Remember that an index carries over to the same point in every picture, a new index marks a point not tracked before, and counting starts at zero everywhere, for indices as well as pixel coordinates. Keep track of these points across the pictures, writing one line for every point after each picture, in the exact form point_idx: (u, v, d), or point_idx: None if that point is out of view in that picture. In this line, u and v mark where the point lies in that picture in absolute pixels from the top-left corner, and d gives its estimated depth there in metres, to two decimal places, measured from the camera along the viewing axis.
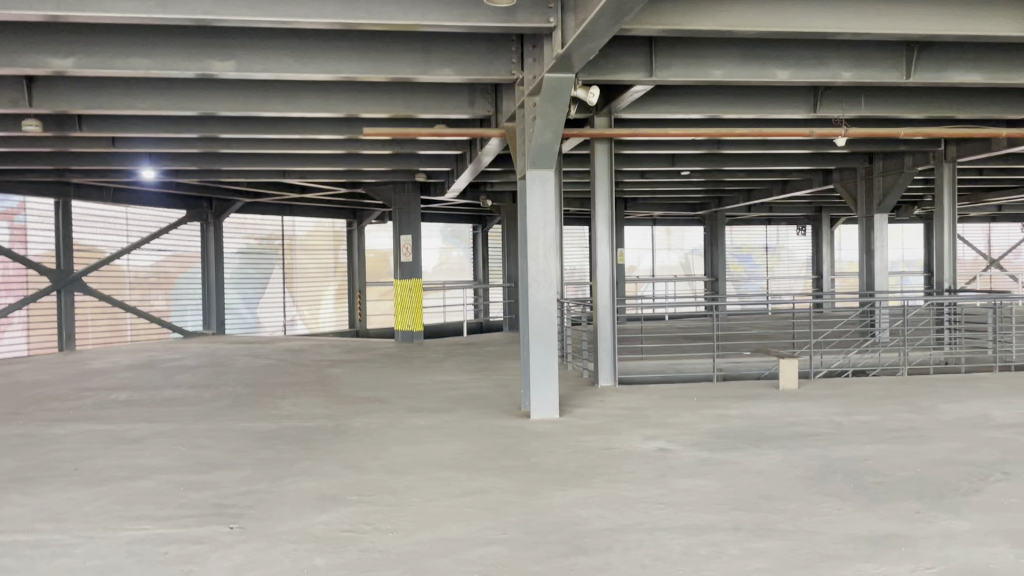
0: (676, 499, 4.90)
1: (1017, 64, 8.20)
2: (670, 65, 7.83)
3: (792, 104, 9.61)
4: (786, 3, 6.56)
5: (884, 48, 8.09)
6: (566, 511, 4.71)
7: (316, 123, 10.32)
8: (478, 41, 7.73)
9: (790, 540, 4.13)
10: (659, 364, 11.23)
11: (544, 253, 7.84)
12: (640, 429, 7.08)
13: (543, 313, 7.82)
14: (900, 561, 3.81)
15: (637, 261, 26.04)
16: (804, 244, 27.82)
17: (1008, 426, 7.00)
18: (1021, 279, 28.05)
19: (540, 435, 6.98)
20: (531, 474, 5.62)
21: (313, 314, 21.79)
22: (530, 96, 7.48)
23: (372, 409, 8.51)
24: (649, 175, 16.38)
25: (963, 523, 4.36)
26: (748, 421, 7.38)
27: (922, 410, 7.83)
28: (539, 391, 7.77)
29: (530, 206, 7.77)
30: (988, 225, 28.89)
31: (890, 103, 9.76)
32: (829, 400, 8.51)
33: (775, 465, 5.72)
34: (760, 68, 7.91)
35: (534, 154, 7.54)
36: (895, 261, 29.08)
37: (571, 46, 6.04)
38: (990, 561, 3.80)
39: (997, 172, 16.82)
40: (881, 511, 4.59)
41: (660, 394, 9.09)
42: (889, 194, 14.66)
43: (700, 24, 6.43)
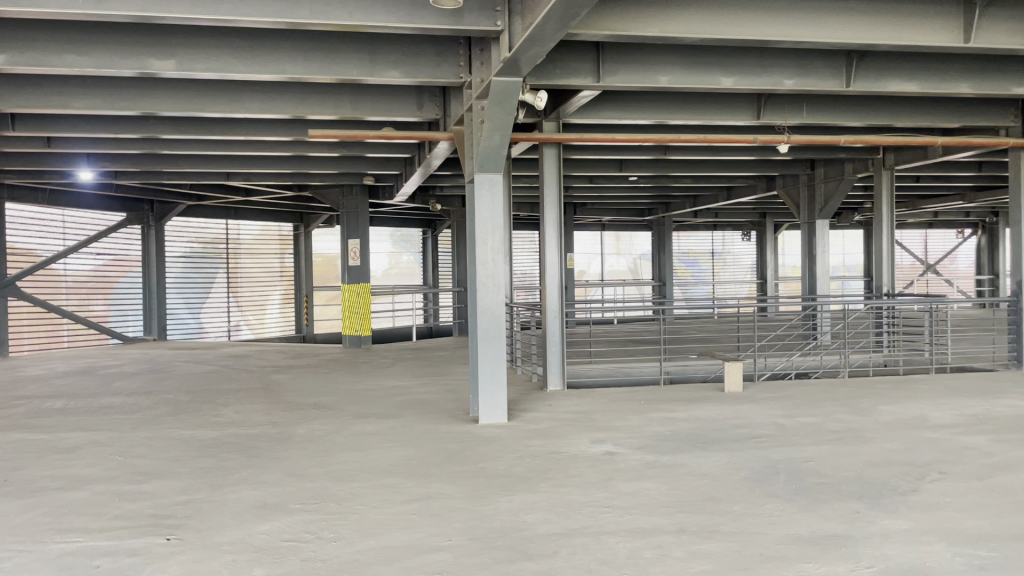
0: (623, 503, 4.91)
1: (951, 75, 8.45)
2: (617, 69, 7.87)
3: (736, 110, 9.81)
4: (734, 9, 6.64)
5: (825, 58, 8.24)
6: (513, 517, 4.68)
7: (260, 124, 10.12)
8: (424, 44, 7.65)
9: (733, 542, 4.16)
10: (606, 368, 11.31)
11: (493, 258, 7.79)
12: (587, 433, 7.10)
13: (492, 318, 7.77)
14: (841, 560, 3.87)
15: (587, 266, 26.24)
16: (748, 249, 28.40)
17: (944, 426, 7.20)
18: (956, 284, 28.95)
19: (487, 440, 6.93)
20: (477, 479, 5.57)
21: (257, 319, 21.47)
22: (478, 99, 7.42)
23: (317, 415, 8.38)
24: (597, 180, 16.51)
25: (901, 523, 4.45)
26: (694, 424, 7.44)
27: (862, 411, 8.01)
28: (486, 396, 7.73)
29: (478, 211, 7.71)
30: (924, 232, 29.78)
31: (831, 112, 9.97)
32: (771, 402, 8.65)
33: (718, 467, 5.77)
34: (704, 77, 8.01)
35: (482, 158, 7.48)
36: (837, 265, 29.77)
37: (519, 50, 6.01)
38: (927, 560, 3.87)
39: (933, 179, 17.30)
40: (822, 512, 4.66)
41: (608, 397, 9.14)
42: (830, 201, 15.04)
43: (648, 30, 6.46)
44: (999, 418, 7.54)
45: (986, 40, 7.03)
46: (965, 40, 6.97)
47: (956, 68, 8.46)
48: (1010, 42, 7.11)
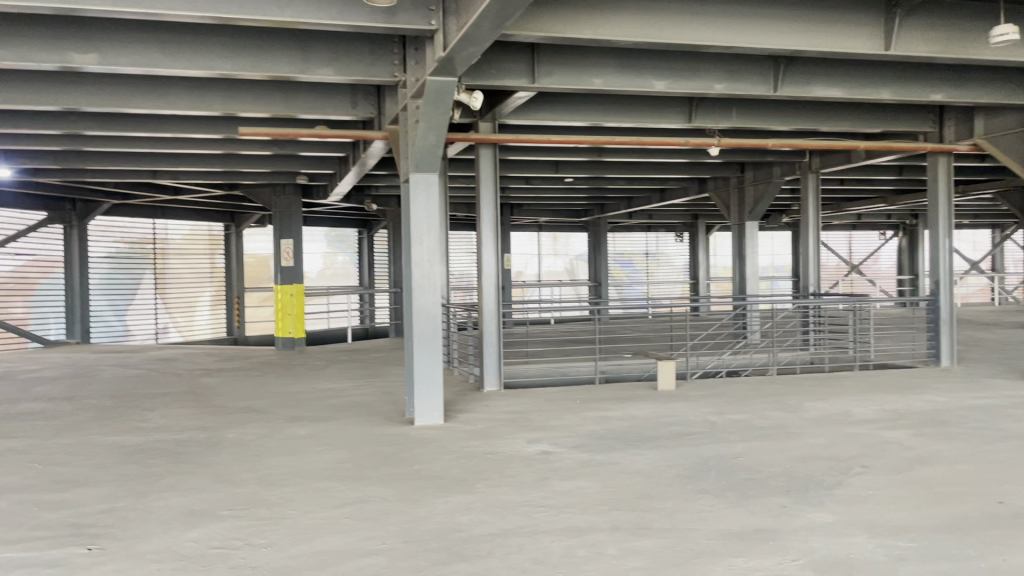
0: (557, 502, 4.93)
1: (871, 81, 8.77)
2: (551, 71, 7.92)
3: (669, 113, 9.97)
4: (666, 14, 6.76)
5: (753, 63, 8.44)
6: (448, 518, 4.66)
7: (187, 122, 9.85)
8: (358, 41, 7.56)
9: (665, 538, 4.23)
10: (542, 368, 11.36)
11: (429, 258, 7.75)
12: (523, 433, 7.12)
13: (428, 318, 7.73)
14: (769, 554, 3.97)
15: (524, 266, 26.33)
16: (682, 249, 28.89)
17: (867, 421, 7.45)
18: (879, 284, 30.00)
19: (423, 441, 6.88)
20: (413, 481, 5.52)
21: (186, 321, 20.95)
22: (413, 98, 7.37)
23: (248, 419, 8.20)
24: (534, 181, 16.57)
25: (826, 516, 4.59)
26: (628, 422, 7.53)
27: (789, 407, 8.23)
28: (422, 397, 7.69)
29: (414, 210, 7.67)
30: (849, 233, 30.79)
31: (760, 116, 10.21)
32: (703, 400, 8.80)
33: (652, 465, 5.85)
34: (637, 79, 8.09)
35: (417, 157, 7.44)
36: (766, 266, 30.55)
37: (453, 49, 5.99)
38: (850, 552, 3.99)
39: (856, 182, 17.91)
40: (751, 506, 4.77)
41: (544, 397, 9.19)
42: (760, 203, 15.45)
43: (581, 32, 6.52)
44: (918, 413, 7.84)
45: (905, 48, 7.30)
46: (885, 48, 7.24)
47: (875, 74, 8.78)
48: (927, 50, 7.39)
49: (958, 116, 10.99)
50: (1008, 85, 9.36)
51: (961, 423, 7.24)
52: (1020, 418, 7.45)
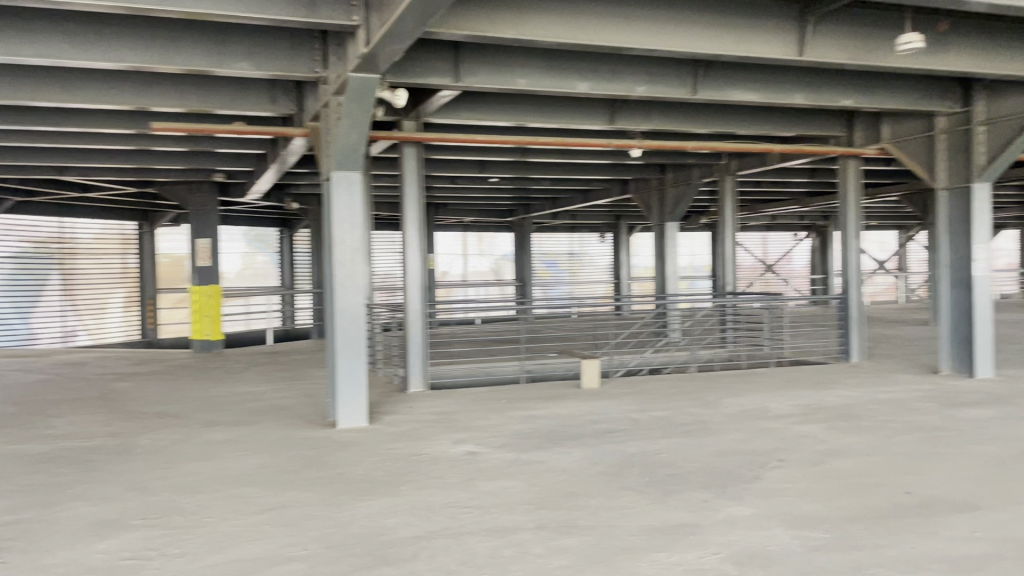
0: (483, 502, 4.91)
1: (785, 87, 9.05)
2: (475, 70, 7.89)
3: (592, 114, 10.06)
4: (589, 16, 6.82)
5: (673, 66, 8.61)
6: (371, 522, 4.58)
7: (96, 116, 9.44)
8: (278, 35, 7.37)
9: (589, 535, 4.25)
10: (467, 368, 11.32)
11: (351, 258, 7.62)
12: (448, 434, 7.07)
13: (351, 319, 7.61)
14: (690, 548, 4.04)
15: (449, 267, 26.23)
16: (605, 250, 29.24)
17: (783, 416, 7.67)
18: (792, 283, 31.02)
19: (346, 444, 6.77)
20: (336, 485, 5.41)
21: (96, 324, 20.12)
22: (335, 95, 7.26)
23: (162, 425, 7.90)
24: (458, 181, 16.50)
25: (745, 510, 4.69)
26: (553, 421, 7.57)
27: (709, 404, 8.42)
28: (345, 399, 7.58)
29: (336, 209, 7.54)
30: (764, 234, 31.74)
31: (680, 118, 10.42)
32: (626, 398, 8.93)
33: (576, 463, 5.89)
34: (562, 80, 8.13)
35: (339, 155, 7.32)
36: (686, 266, 31.21)
37: (376, 46, 5.91)
38: (767, 544, 4.10)
39: (771, 184, 18.46)
40: (673, 502, 4.85)
41: (470, 397, 9.16)
42: (680, 205, 15.77)
43: (504, 31, 6.52)
44: (831, 407, 8.12)
45: (818, 53, 7.55)
46: (799, 53, 7.47)
47: (790, 79, 9.06)
48: (838, 56, 7.67)
49: (866, 122, 11.44)
50: (911, 91, 9.83)
51: (870, 417, 7.52)
52: (924, 411, 7.80)
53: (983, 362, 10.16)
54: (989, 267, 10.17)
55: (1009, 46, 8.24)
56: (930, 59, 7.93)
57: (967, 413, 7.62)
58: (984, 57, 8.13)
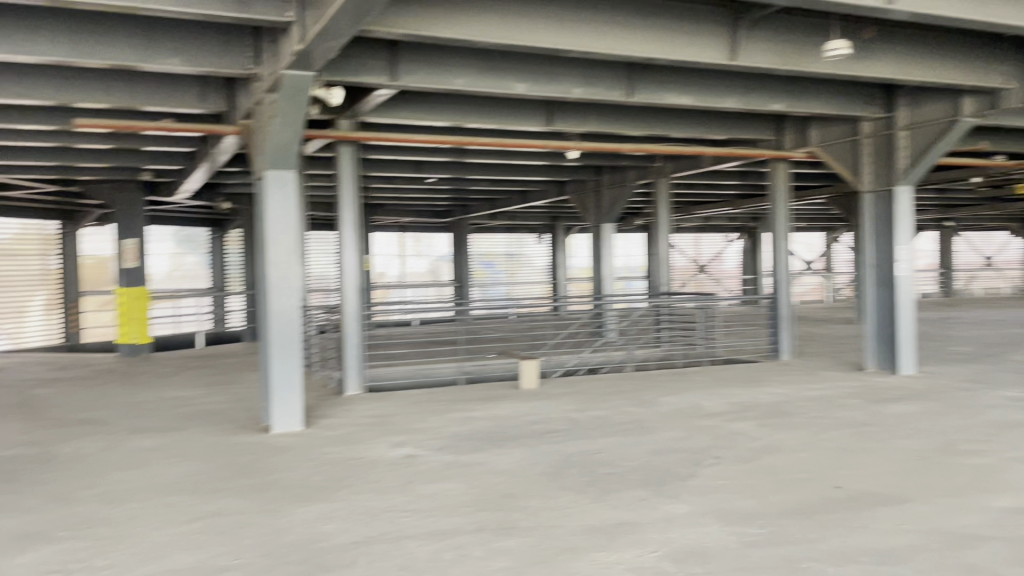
0: (422, 506, 4.86)
1: (718, 91, 9.22)
2: (410, 70, 7.82)
3: (529, 115, 10.07)
4: (526, 17, 6.82)
5: (608, 69, 8.69)
6: (308, 528, 4.49)
7: (14, 111, 9.04)
8: (208, 31, 7.16)
9: (529, 536, 4.25)
10: (405, 371, 11.22)
11: (286, 259, 7.47)
12: (386, 437, 6.99)
13: (285, 321, 7.47)
14: (630, 547, 4.07)
15: (385, 268, 26.02)
16: (541, 250, 29.38)
17: (717, 414, 7.82)
18: (724, 283, 31.71)
19: (281, 449, 6.63)
20: (270, 491, 5.29)
21: (15, 327, 19.30)
22: (268, 93, 7.11)
23: (86, 432, 7.61)
24: (394, 181, 16.35)
25: (682, 507, 4.75)
26: (491, 422, 7.55)
27: (645, 403, 8.53)
28: (279, 404, 7.43)
29: (269, 209, 7.38)
30: (696, 235, 32.36)
31: (617, 121, 10.51)
32: (564, 398, 8.97)
33: (516, 463, 5.89)
34: (500, 81, 8.12)
35: (272, 154, 7.18)
36: (622, 267, 31.58)
37: (311, 43, 5.80)
38: (704, 541, 4.16)
39: (705, 186, 18.80)
40: (612, 501, 4.89)
41: (408, 400, 9.08)
42: (615, 206, 15.95)
43: (441, 31, 6.48)
44: (763, 405, 8.31)
45: (748, 58, 7.72)
46: (731, 58, 7.62)
47: (721, 84, 9.24)
48: (768, 61, 7.84)
49: (795, 126, 11.75)
50: (838, 97, 10.13)
51: (800, 414, 7.72)
52: (851, 407, 8.05)
53: (906, 359, 10.55)
54: (910, 268, 10.54)
55: (930, 53, 8.53)
56: (856, 65, 8.18)
57: (891, 408, 7.89)
58: (906, 65, 8.42)
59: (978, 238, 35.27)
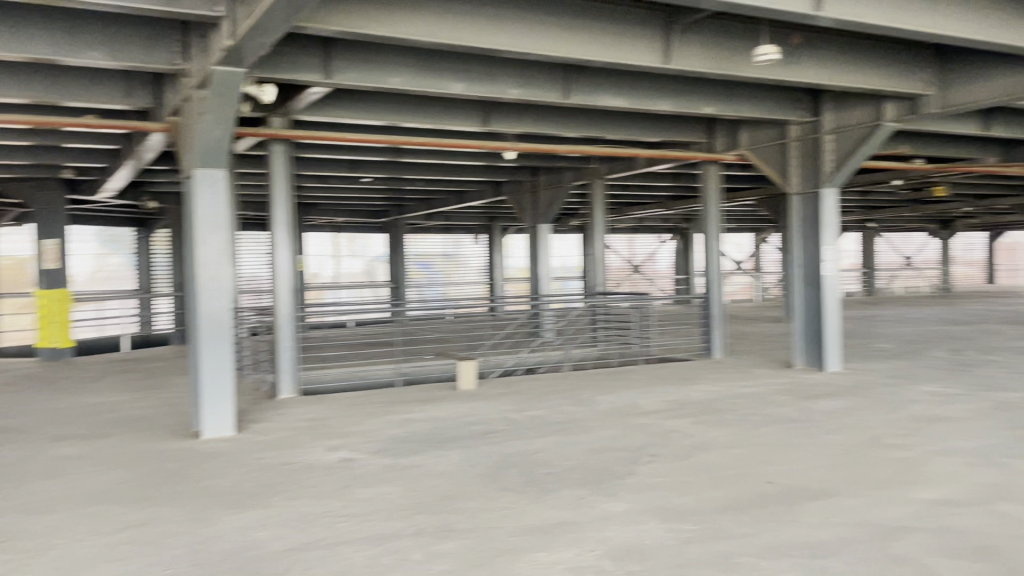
0: (359, 510, 4.79)
1: (651, 93, 9.35)
2: (346, 67, 7.71)
3: (466, 115, 10.04)
4: (462, 17, 6.80)
5: (545, 70, 8.73)
6: (241, 536, 4.38)
7: None
8: (134, 25, 6.92)
9: (468, 539, 4.23)
10: (340, 373, 11.05)
11: (216, 260, 7.28)
12: (322, 441, 6.87)
13: (216, 324, 7.28)
14: (569, 546, 4.08)
15: (319, 268, 25.64)
16: (478, 251, 29.35)
17: (652, 412, 7.92)
18: (658, 283, 32.21)
19: (212, 455, 6.45)
20: (201, 499, 5.15)
21: None
22: (197, 89, 6.92)
23: (4, 440, 7.28)
24: (328, 180, 16.11)
25: (620, 505, 4.79)
26: (429, 424, 7.50)
27: (583, 402, 8.59)
28: (210, 409, 7.24)
29: (199, 208, 7.18)
30: (631, 236, 32.78)
31: (554, 122, 10.56)
32: (502, 398, 8.97)
33: (454, 465, 5.86)
34: (436, 81, 8.08)
35: (201, 152, 6.99)
36: (558, 267, 31.78)
37: (242, 38, 5.67)
38: (642, 538, 4.20)
39: (640, 188, 19.05)
40: (551, 501, 4.90)
41: (344, 402, 8.96)
42: (552, 207, 16.05)
43: (376, 29, 6.41)
44: (697, 402, 8.45)
45: (681, 61, 7.85)
46: (664, 61, 7.74)
47: (655, 86, 9.38)
48: (701, 64, 7.99)
49: (726, 129, 12.01)
50: (767, 100, 10.38)
51: (732, 411, 7.89)
52: (781, 403, 8.26)
53: (832, 356, 10.85)
54: (836, 267, 10.87)
55: (853, 59, 8.82)
56: (784, 70, 8.40)
57: (819, 405, 8.12)
58: (831, 70, 8.68)
59: (897, 238, 36.70)
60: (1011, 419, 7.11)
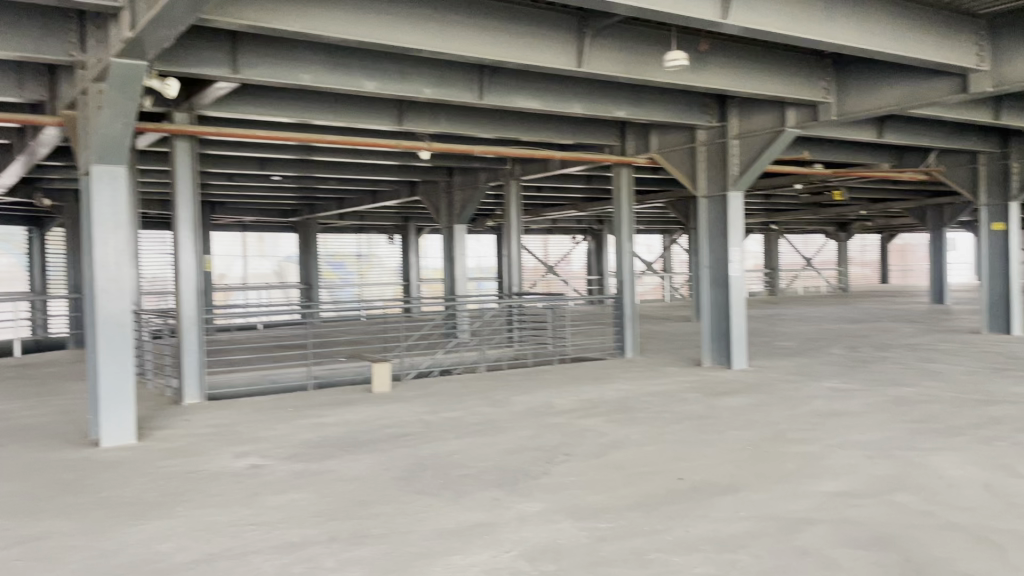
0: (269, 518, 4.66)
1: (565, 97, 9.45)
2: (255, 63, 7.51)
3: (380, 114, 9.91)
4: (375, 15, 6.72)
5: (459, 70, 8.71)
6: (143, 548, 4.20)
7: None
8: (26, 14, 6.55)
9: (382, 544, 4.16)
10: (249, 377, 10.74)
11: (116, 260, 6.96)
12: (230, 447, 6.66)
13: (116, 326, 6.95)
14: (485, 548, 4.07)
15: (226, 269, 24.92)
16: (392, 251, 29.07)
17: (566, 412, 8.00)
18: (571, 284, 32.60)
19: (111, 464, 6.16)
20: (99, 510, 4.91)
21: None
22: (94, 82, 6.60)
23: None
24: (237, 179, 15.67)
25: (535, 506, 4.81)
26: (342, 428, 7.36)
27: (498, 403, 8.59)
28: (109, 416, 6.92)
29: (96, 206, 6.84)
30: (545, 237, 33.05)
31: (468, 123, 10.56)
32: (417, 400, 8.88)
33: (368, 469, 5.77)
34: (349, 78, 7.95)
35: (99, 147, 6.67)
36: (473, 268, 31.78)
37: (143, 30, 5.43)
38: (557, 537, 4.23)
39: (554, 190, 19.22)
40: (467, 502, 4.88)
41: (253, 407, 8.71)
42: (467, 207, 16.05)
43: (286, 25, 6.26)
44: (610, 401, 8.58)
45: (593, 65, 7.95)
46: (578, 64, 7.82)
47: (568, 89, 9.48)
48: (613, 68, 8.11)
49: (637, 132, 12.25)
50: (677, 105, 10.65)
51: (644, 408, 8.04)
52: (690, 401, 8.46)
53: (738, 354, 11.17)
54: (742, 268, 11.19)
55: (758, 67, 9.12)
56: (692, 76, 8.62)
57: (727, 402, 8.36)
58: (737, 78, 8.95)
59: (798, 240, 38.16)
60: (904, 413, 7.49)
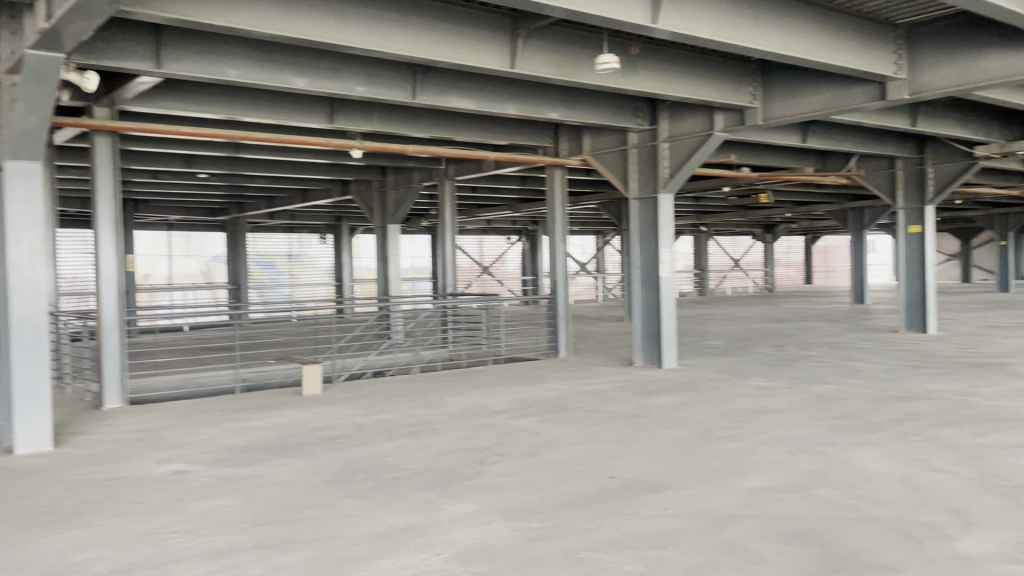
0: (194, 525, 4.53)
1: (498, 98, 9.46)
2: (179, 57, 7.30)
3: (311, 112, 9.75)
4: (305, 10, 6.60)
5: (392, 69, 8.63)
6: (59, 559, 4.03)
7: None
8: None
9: (311, 549, 4.09)
10: (173, 380, 10.42)
11: (31, 261, 6.67)
12: (153, 453, 6.44)
13: (31, 329, 6.66)
14: (416, 551, 4.04)
15: (150, 269, 24.17)
16: (325, 251, 28.64)
17: (500, 412, 8.00)
18: (506, 284, 32.66)
19: (25, 473, 5.89)
20: (12, 520, 4.69)
21: None
22: (8, 74, 6.31)
23: None
24: (161, 175, 15.20)
25: (467, 507, 4.79)
26: (271, 431, 7.21)
27: (432, 404, 8.54)
28: (24, 422, 6.64)
29: (9, 202, 6.53)
30: (480, 237, 33.02)
31: (401, 123, 10.48)
32: (349, 403, 8.76)
33: (298, 473, 5.66)
34: (279, 75, 7.80)
35: (12, 142, 6.37)
36: (407, 268, 31.55)
37: (59, 21, 5.21)
38: (489, 538, 4.23)
39: (489, 190, 19.20)
40: (399, 505, 4.83)
41: (178, 411, 8.46)
42: (401, 207, 15.92)
43: (212, 19, 6.10)
44: (543, 401, 8.61)
45: (526, 66, 7.98)
46: (511, 65, 7.84)
47: (502, 90, 9.49)
48: (546, 70, 8.16)
49: (571, 134, 12.35)
50: (608, 108, 10.78)
51: (577, 408, 8.10)
52: (622, 400, 8.56)
53: (669, 353, 11.35)
54: (672, 269, 11.38)
55: (688, 72, 9.30)
56: (624, 79, 8.73)
57: (658, 400, 8.49)
58: (668, 82, 9.11)
59: (727, 241, 39.03)
60: (827, 410, 7.72)
